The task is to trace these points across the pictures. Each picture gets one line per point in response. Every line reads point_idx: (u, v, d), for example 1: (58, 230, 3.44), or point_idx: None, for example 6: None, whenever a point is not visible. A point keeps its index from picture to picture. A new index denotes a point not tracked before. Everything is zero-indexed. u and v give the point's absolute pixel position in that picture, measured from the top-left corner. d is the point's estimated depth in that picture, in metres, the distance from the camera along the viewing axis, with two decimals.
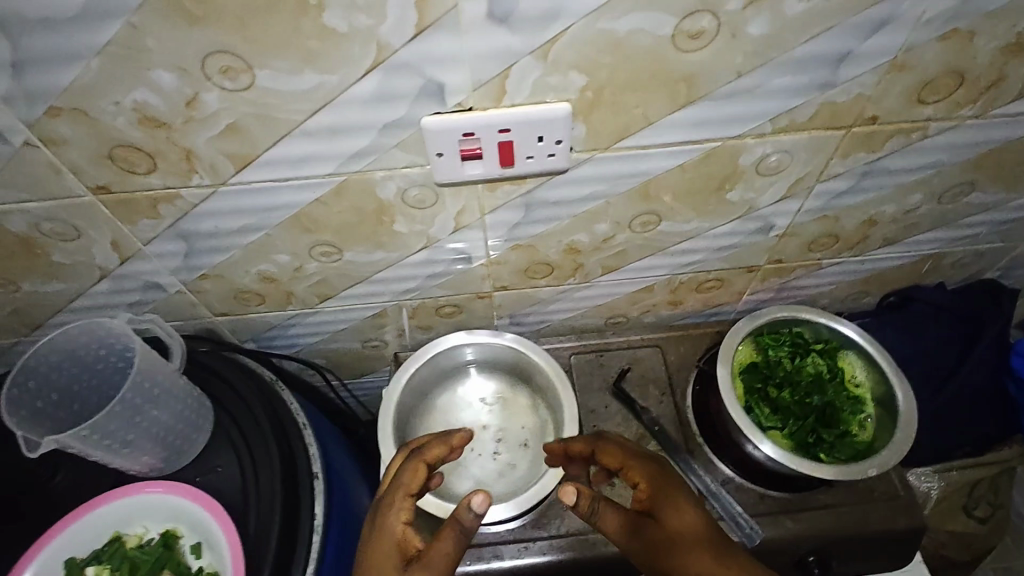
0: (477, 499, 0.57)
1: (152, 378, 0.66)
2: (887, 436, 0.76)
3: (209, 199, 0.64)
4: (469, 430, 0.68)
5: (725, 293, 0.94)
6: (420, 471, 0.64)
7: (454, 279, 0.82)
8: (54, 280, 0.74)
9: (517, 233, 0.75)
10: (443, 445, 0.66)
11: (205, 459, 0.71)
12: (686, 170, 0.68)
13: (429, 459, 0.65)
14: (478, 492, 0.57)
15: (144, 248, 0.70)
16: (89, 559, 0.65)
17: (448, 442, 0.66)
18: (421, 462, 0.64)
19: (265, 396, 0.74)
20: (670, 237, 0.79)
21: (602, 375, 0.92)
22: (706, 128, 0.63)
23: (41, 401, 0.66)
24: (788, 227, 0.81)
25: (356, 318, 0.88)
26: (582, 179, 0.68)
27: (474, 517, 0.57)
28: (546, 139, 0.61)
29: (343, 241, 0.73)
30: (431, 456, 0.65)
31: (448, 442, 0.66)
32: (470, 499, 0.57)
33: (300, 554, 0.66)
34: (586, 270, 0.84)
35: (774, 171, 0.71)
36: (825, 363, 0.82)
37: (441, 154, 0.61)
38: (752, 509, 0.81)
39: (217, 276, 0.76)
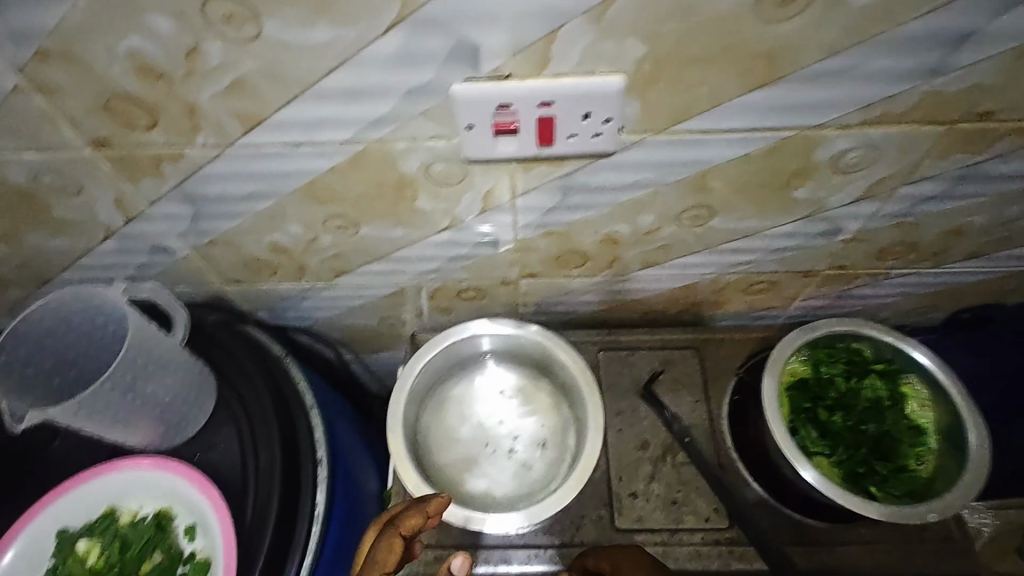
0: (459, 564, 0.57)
1: (147, 352, 0.62)
2: (950, 474, 0.68)
3: (215, 161, 0.59)
4: (446, 494, 0.60)
5: (776, 297, 0.85)
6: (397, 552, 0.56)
7: (478, 263, 0.76)
8: (59, 236, 0.70)
9: (551, 219, 0.68)
10: (418, 515, 0.58)
11: (206, 434, 0.68)
12: (750, 161, 0.59)
13: (404, 533, 0.57)
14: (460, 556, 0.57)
15: (149, 208, 0.66)
16: (81, 531, 0.64)
17: (426, 512, 0.58)
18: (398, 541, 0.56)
19: (270, 373, 0.69)
20: (721, 234, 0.71)
21: (631, 375, 0.85)
22: (779, 115, 0.54)
23: (31, 368, 0.64)
24: (859, 231, 0.71)
25: (373, 296, 0.83)
26: (629, 164, 0.59)
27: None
28: (591, 117, 0.53)
29: (360, 215, 0.67)
30: (406, 528, 0.57)
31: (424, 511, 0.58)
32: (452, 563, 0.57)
33: (296, 546, 0.62)
34: (624, 262, 0.76)
35: (853, 169, 0.61)
36: (885, 388, 0.74)
37: (471, 126, 0.53)
38: (785, 537, 0.74)
39: (226, 243, 0.71)
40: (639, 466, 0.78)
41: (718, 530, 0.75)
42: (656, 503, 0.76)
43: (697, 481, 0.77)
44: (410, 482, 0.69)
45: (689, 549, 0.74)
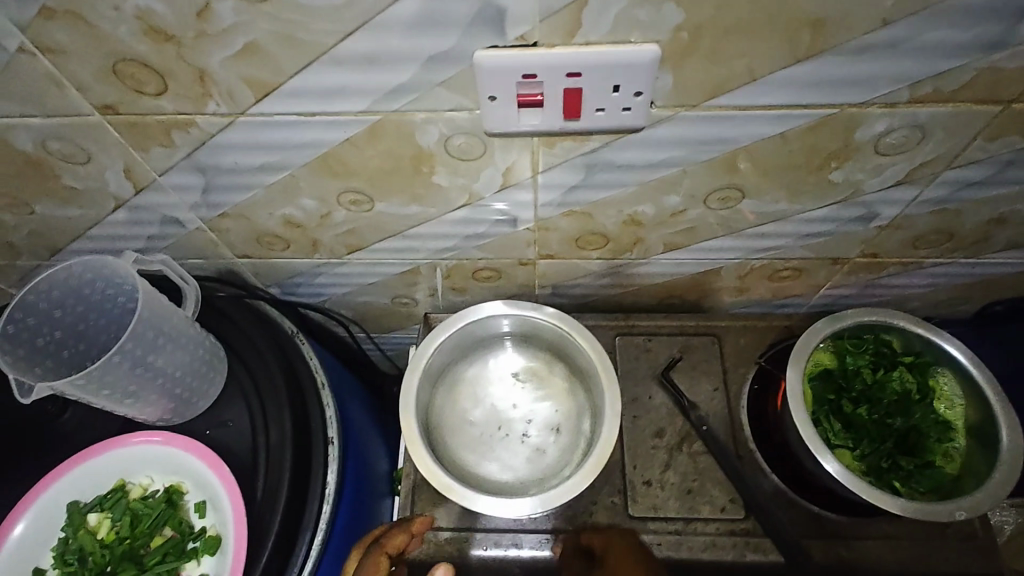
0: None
1: (157, 328, 0.61)
2: (980, 473, 0.66)
3: (227, 130, 0.57)
4: (429, 514, 0.69)
5: (801, 284, 0.82)
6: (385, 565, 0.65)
7: (495, 242, 0.73)
8: (69, 206, 0.68)
9: (573, 198, 0.65)
10: (403, 532, 0.67)
11: (217, 411, 0.67)
12: (786, 141, 0.56)
13: (389, 549, 0.65)
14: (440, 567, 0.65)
15: (159, 179, 0.64)
16: (92, 505, 0.64)
17: (411, 530, 0.67)
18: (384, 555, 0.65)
19: (281, 350, 0.68)
20: (749, 217, 0.68)
21: (648, 361, 0.83)
22: (821, 90, 0.51)
23: (41, 339, 0.63)
24: (895, 218, 0.68)
25: (386, 274, 0.81)
26: (658, 141, 0.56)
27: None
28: (622, 89, 0.50)
29: (375, 190, 0.64)
30: (392, 547, 0.66)
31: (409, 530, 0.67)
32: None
33: (308, 525, 0.62)
34: (646, 245, 0.74)
35: (895, 151, 0.58)
36: (914, 380, 0.70)
37: (494, 98, 0.51)
38: (802, 530, 0.73)
39: (238, 216, 0.70)
40: (655, 454, 0.77)
41: (733, 520, 0.73)
42: (671, 491, 0.75)
43: (715, 471, 0.75)
44: (422, 464, 0.68)
45: (704, 539, 0.72)
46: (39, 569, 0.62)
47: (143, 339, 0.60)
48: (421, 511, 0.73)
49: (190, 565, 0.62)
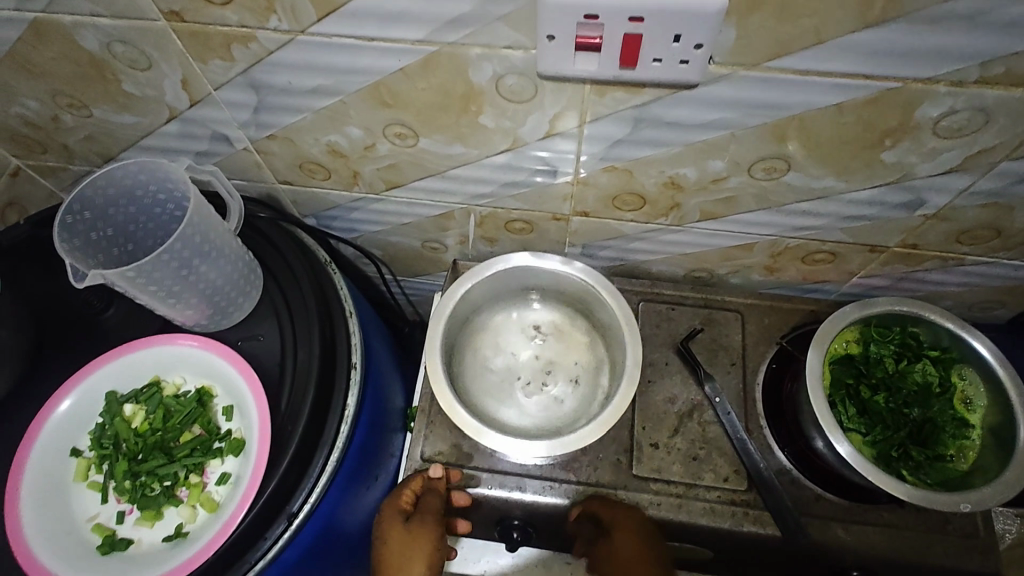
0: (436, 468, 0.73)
1: (203, 235, 0.63)
2: (990, 470, 0.66)
3: (286, 48, 0.58)
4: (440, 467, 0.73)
5: (834, 270, 0.81)
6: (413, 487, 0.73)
7: (533, 193, 0.74)
8: (126, 112, 0.71)
9: (616, 153, 0.65)
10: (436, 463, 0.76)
11: (250, 324, 0.70)
12: (843, 112, 0.55)
13: (426, 475, 0.73)
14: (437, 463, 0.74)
15: (215, 93, 0.65)
16: (128, 396, 0.67)
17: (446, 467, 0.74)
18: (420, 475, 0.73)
19: (315, 275, 0.70)
20: (792, 192, 0.67)
21: (668, 330, 0.83)
22: (888, 61, 0.50)
23: (94, 234, 0.66)
24: (943, 208, 0.67)
25: (421, 215, 0.82)
26: (711, 99, 0.56)
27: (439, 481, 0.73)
28: (683, 40, 0.49)
29: (422, 125, 0.65)
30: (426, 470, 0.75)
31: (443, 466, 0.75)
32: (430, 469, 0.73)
33: (326, 440, 0.64)
34: (682, 211, 0.73)
35: (954, 134, 0.56)
36: (936, 374, 0.70)
37: (552, 37, 0.50)
38: (803, 508, 0.73)
39: (285, 139, 0.71)
40: (665, 417, 0.78)
41: (735, 491, 0.74)
42: (677, 456, 0.76)
43: (723, 442, 0.77)
44: (443, 398, 0.70)
45: (703, 505, 0.74)
46: (76, 450, 0.66)
47: (191, 243, 0.62)
48: (432, 445, 0.76)
49: (215, 463, 0.65)
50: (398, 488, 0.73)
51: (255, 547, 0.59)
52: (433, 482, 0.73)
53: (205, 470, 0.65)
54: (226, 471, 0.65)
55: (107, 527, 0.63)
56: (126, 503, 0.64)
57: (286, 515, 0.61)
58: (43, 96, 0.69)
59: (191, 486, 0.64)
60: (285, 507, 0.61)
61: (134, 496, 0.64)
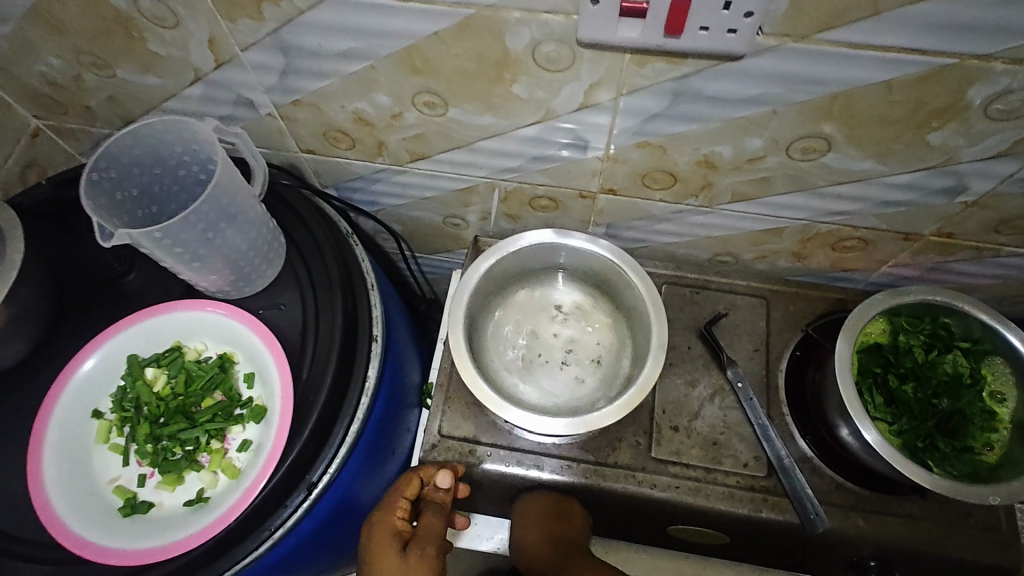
0: (444, 476, 0.70)
1: (230, 198, 0.62)
2: (1020, 465, 0.64)
3: (318, 7, 0.56)
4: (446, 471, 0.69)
5: (864, 258, 0.79)
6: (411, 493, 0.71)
7: (561, 168, 0.72)
8: (150, 73, 0.69)
9: (650, 129, 0.63)
10: (437, 463, 0.72)
11: (272, 292, 0.69)
12: (892, 90, 0.53)
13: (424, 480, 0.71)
14: (444, 471, 0.70)
15: (242, 54, 0.64)
16: (150, 360, 0.67)
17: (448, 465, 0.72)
18: (419, 479, 0.71)
19: (337, 245, 0.69)
20: (828, 175, 0.65)
21: (691, 313, 0.82)
22: (944, 35, 0.48)
23: (120, 195, 0.65)
24: (984, 195, 0.65)
25: (444, 189, 0.81)
26: (754, 73, 0.54)
27: (445, 493, 0.70)
28: (733, 7, 0.47)
29: (453, 93, 0.63)
30: (426, 474, 0.71)
31: (443, 466, 0.72)
32: (437, 478, 0.70)
33: (347, 410, 0.64)
34: (713, 191, 0.72)
35: (1006, 116, 0.54)
36: (968, 365, 0.69)
37: (596, 1, 0.49)
38: (823, 495, 0.73)
39: (311, 105, 0.69)
40: (686, 401, 0.77)
41: (754, 477, 0.73)
42: (696, 440, 0.75)
43: (744, 428, 0.76)
44: (465, 373, 0.70)
45: (722, 489, 0.73)
46: (98, 411, 0.66)
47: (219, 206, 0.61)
48: (450, 421, 0.75)
49: (236, 430, 0.65)
50: (398, 497, 0.71)
51: (273, 516, 0.60)
52: (437, 493, 0.70)
53: (226, 436, 0.65)
54: (247, 438, 0.65)
55: (128, 489, 0.63)
56: (147, 466, 0.64)
57: (306, 484, 0.61)
58: (66, 55, 0.68)
59: (213, 452, 0.64)
60: (305, 476, 0.61)
61: (156, 460, 0.64)
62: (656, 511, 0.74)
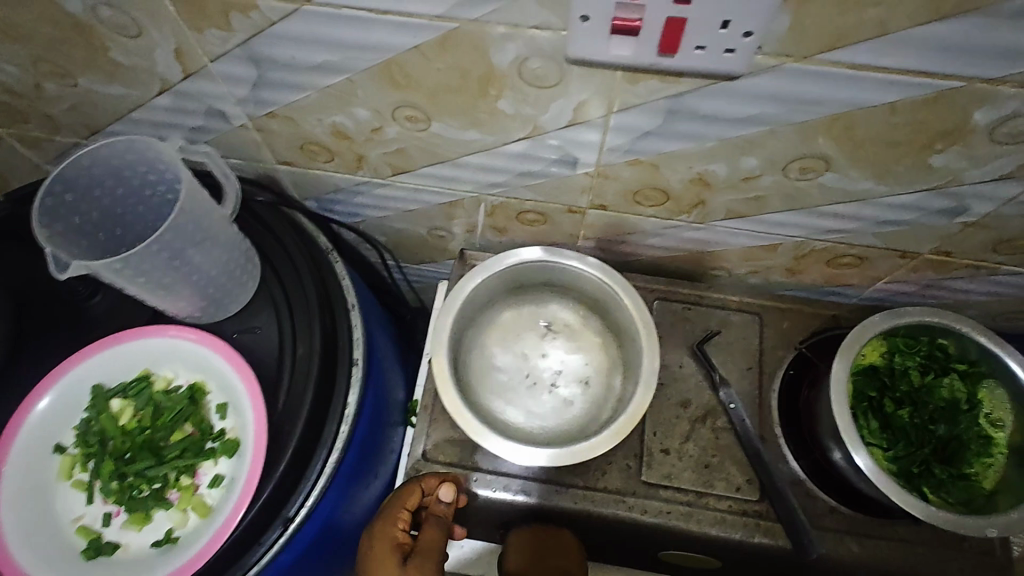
0: (447, 490, 0.68)
1: (195, 224, 0.59)
2: (1017, 492, 0.63)
3: (290, 19, 0.52)
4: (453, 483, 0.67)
5: (859, 274, 0.78)
6: (410, 505, 0.69)
7: (550, 184, 0.69)
8: (114, 82, 0.65)
9: (643, 146, 0.60)
10: (437, 475, 0.70)
11: (246, 316, 0.66)
12: (894, 112, 0.51)
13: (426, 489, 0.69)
14: (446, 485, 0.68)
15: (211, 65, 0.60)
16: (116, 390, 0.63)
17: (447, 477, 0.70)
18: (419, 489, 0.69)
19: (316, 265, 0.66)
20: (827, 194, 0.63)
21: (683, 330, 0.80)
22: (953, 59, 0.46)
23: (78, 219, 0.61)
24: (985, 216, 0.63)
25: (428, 202, 0.78)
26: (753, 93, 0.51)
27: (446, 507, 0.69)
28: (732, 27, 0.45)
29: (436, 108, 0.60)
30: (427, 485, 0.69)
31: (443, 477, 0.70)
32: (439, 492, 0.68)
33: (325, 440, 0.61)
34: (706, 208, 0.69)
35: (1012, 139, 0.52)
36: (964, 389, 0.67)
37: (587, 18, 0.46)
38: (816, 520, 0.71)
39: (286, 118, 0.66)
40: (677, 423, 0.75)
41: (747, 501, 0.72)
42: (688, 463, 0.73)
43: (737, 450, 0.74)
44: (448, 400, 0.67)
45: (714, 514, 0.71)
46: (60, 446, 0.62)
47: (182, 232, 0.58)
48: (435, 444, 0.73)
49: (207, 464, 0.62)
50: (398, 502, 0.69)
51: (247, 554, 0.57)
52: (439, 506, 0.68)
53: (196, 472, 0.62)
54: (218, 473, 0.61)
55: (92, 529, 0.60)
56: (113, 504, 0.61)
57: (282, 520, 0.58)
58: (23, 62, 0.64)
59: (182, 489, 0.61)
60: (281, 511, 0.59)
61: (122, 498, 0.61)
62: (647, 536, 0.73)
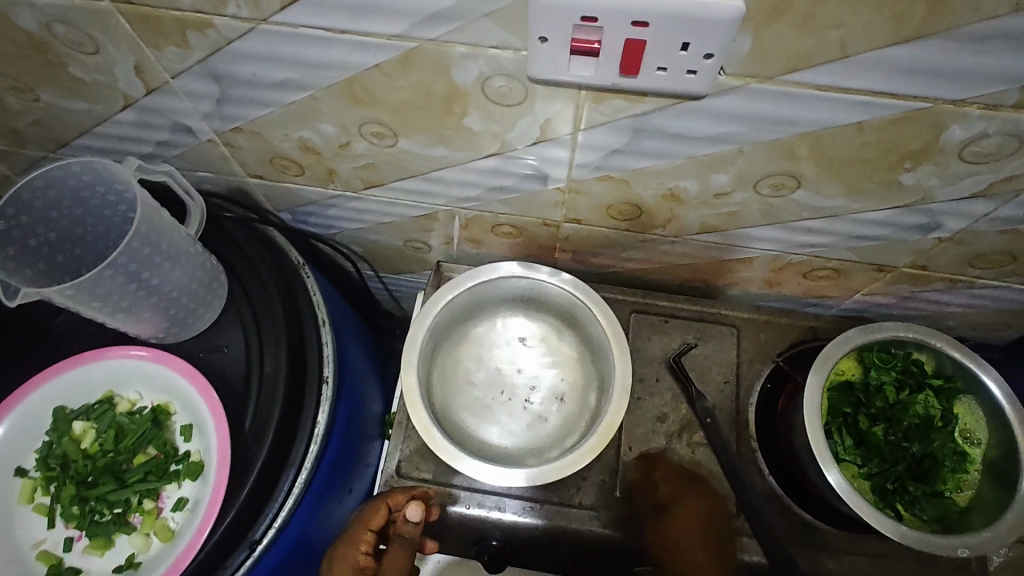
0: (414, 510, 0.64)
1: (153, 246, 0.59)
2: (989, 509, 0.62)
3: (248, 37, 0.51)
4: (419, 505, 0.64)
5: (837, 286, 0.77)
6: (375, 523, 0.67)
7: (522, 198, 0.69)
8: (77, 98, 0.64)
9: (612, 162, 0.59)
10: (406, 490, 0.68)
11: (213, 334, 0.65)
12: (863, 131, 0.50)
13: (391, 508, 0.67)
14: (414, 503, 0.65)
15: (172, 81, 0.59)
16: (79, 412, 0.63)
17: (417, 493, 0.68)
18: (384, 507, 0.67)
19: (284, 282, 0.65)
20: (800, 210, 0.62)
21: (660, 343, 0.79)
22: (918, 80, 0.45)
23: (34, 241, 0.61)
24: (959, 232, 0.62)
25: (402, 215, 0.77)
26: (718, 112, 0.51)
27: (414, 525, 0.65)
28: (692, 49, 0.44)
29: (401, 124, 0.59)
30: (395, 502, 0.67)
31: (412, 493, 0.68)
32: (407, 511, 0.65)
33: (292, 462, 0.60)
34: (680, 223, 0.68)
35: (982, 158, 0.51)
36: (939, 406, 0.67)
37: (545, 39, 0.45)
38: (791, 536, 0.71)
39: (252, 133, 0.65)
40: (652, 438, 0.74)
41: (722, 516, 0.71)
42: (664, 478, 0.73)
43: (712, 465, 0.73)
44: (418, 421, 0.66)
45: (689, 530, 0.71)
46: (22, 469, 0.62)
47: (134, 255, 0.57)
48: (409, 460, 0.72)
49: (171, 487, 0.62)
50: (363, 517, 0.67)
51: None
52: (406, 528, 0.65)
53: (160, 495, 0.61)
54: (182, 496, 0.61)
55: (53, 555, 0.60)
56: (74, 529, 0.61)
57: (248, 542, 0.58)
58: None
59: (145, 513, 0.60)
60: (248, 534, 0.58)
61: (83, 523, 0.60)
62: (622, 552, 0.72)
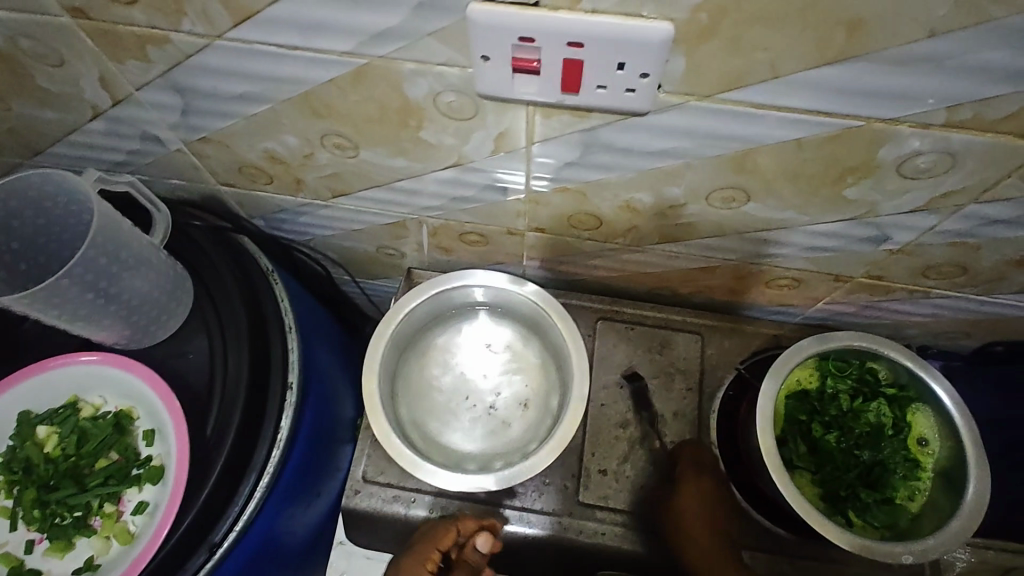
0: (483, 541, 0.68)
1: (110, 256, 0.61)
2: (938, 517, 0.63)
3: (205, 52, 0.53)
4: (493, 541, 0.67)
5: (798, 295, 0.78)
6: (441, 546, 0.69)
7: (485, 208, 0.70)
8: (46, 108, 0.66)
9: (567, 175, 0.61)
10: (477, 519, 0.70)
11: (178, 341, 0.66)
12: (803, 148, 0.51)
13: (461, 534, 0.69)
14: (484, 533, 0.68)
15: (137, 93, 0.60)
16: (43, 417, 0.64)
17: (486, 524, 0.70)
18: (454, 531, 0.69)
19: (249, 290, 0.66)
20: (753, 221, 0.63)
21: (625, 350, 0.80)
22: (849, 100, 0.46)
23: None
24: (908, 243, 0.63)
25: (371, 223, 0.78)
26: (662, 128, 0.52)
27: (480, 555, 0.69)
28: (628, 68, 0.45)
29: (360, 137, 0.60)
30: (465, 528, 0.70)
31: (483, 522, 0.70)
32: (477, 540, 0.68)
33: (253, 467, 0.61)
34: (640, 233, 0.70)
35: (921, 175, 0.53)
36: (891, 414, 0.68)
37: (487, 58, 0.46)
38: (748, 541, 0.72)
39: (218, 143, 0.66)
40: (615, 444, 0.75)
41: None
42: (625, 484, 0.74)
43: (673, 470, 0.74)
44: (379, 428, 0.68)
45: (648, 535, 0.72)
46: None
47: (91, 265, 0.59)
48: (374, 465, 0.73)
49: (131, 491, 0.63)
50: (433, 534, 0.70)
51: None
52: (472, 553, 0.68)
53: (121, 499, 0.63)
54: (143, 499, 0.63)
55: (15, 556, 0.61)
56: (35, 532, 0.62)
57: (208, 546, 0.59)
58: None
59: (105, 516, 0.62)
60: (207, 537, 0.59)
61: (44, 525, 0.62)
62: (583, 555, 0.74)
